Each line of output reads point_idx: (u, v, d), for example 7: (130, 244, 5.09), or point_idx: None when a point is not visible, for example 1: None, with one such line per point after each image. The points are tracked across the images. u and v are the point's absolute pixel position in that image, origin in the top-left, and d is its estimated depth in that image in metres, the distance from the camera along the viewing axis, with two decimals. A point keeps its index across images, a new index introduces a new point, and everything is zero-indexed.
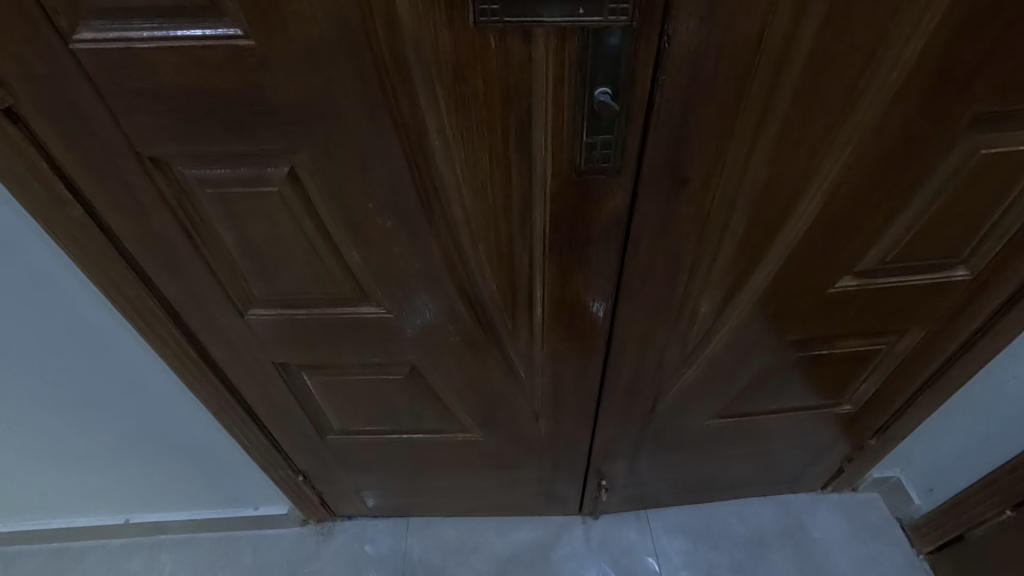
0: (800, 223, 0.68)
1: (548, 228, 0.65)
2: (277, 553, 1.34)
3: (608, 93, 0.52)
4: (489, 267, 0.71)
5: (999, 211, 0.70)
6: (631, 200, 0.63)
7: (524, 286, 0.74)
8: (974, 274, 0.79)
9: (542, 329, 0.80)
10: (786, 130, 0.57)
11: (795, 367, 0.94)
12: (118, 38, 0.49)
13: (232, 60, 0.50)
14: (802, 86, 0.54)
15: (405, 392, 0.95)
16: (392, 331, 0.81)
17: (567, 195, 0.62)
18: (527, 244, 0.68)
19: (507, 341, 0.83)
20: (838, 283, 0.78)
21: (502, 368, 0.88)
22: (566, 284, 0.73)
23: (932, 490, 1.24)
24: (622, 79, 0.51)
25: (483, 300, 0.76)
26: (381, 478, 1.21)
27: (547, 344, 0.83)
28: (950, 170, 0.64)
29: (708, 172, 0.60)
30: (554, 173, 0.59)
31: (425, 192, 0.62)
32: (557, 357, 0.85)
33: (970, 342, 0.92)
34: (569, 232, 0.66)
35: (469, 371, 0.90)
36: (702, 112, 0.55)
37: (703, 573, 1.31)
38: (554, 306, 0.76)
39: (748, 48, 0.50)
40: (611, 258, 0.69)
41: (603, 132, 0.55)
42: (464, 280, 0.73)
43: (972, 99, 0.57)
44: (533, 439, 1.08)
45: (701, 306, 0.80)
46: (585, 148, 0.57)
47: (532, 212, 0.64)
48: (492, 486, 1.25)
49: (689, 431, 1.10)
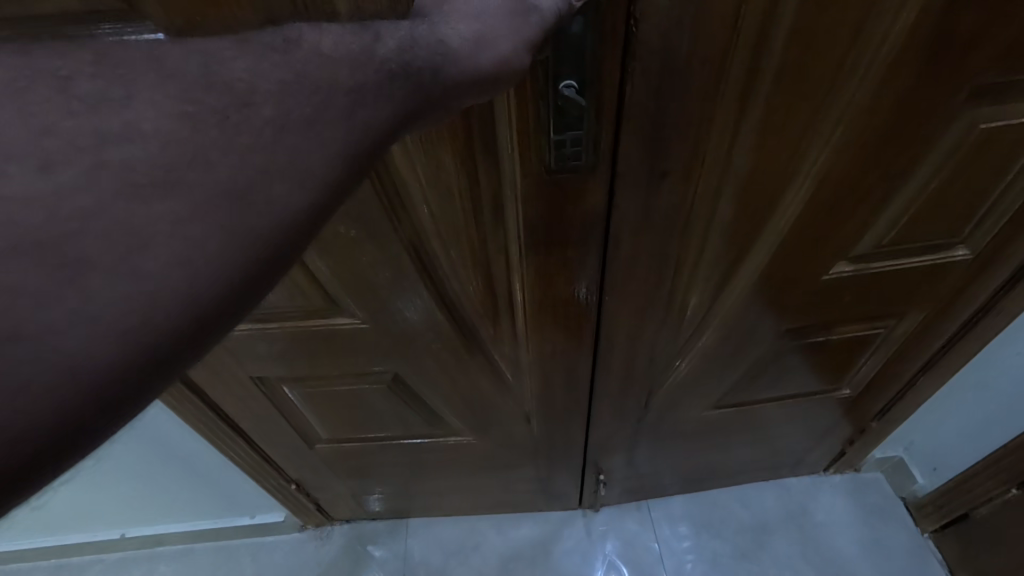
0: (790, 211, 0.65)
1: (522, 228, 0.62)
2: (277, 560, 1.34)
3: (573, 85, 0.48)
4: (465, 271, 0.68)
5: (1001, 186, 0.66)
6: (609, 196, 0.59)
7: (505, 287, 0.71)
8: (974, 252, 0.75)
9: (525, 331, 0.77)
10: (768, 114, 0.54)
11: (791, 355, 0.91)
12: None
13: None
14: (783, 66, 0.50)
15: (391, 397, 0.92)
16: (370, 340, 0.78)
17: (539, 195, 0.58)
18: (502, 246, 0.65)
19: (491, 344, 0.81)
20: (833, 268, 0.74)
21: (487, 371, 0.86)
22: (547, 284, 0.70)
23: (936, 469, 1.22)
24: (587, 70, 0.47)
25: (465, 303, 0.73)
26: (375, 483, 1.19)
27: (533, 345, 0.80)
28: (948, 146, 0.60)
29: (689, 163, 0.57)
30: (524, 173, 0.56)
31: (387, 198, 0.58)
32: (545, 358, 0.82)
33: (972, 321, 0.89)
34: (544, 233, 0.62)
35: (454, 378, 0.87)
36: (677, 99, 0.51)
37: (706, 561, 1.30)
38: (536, 306, 0.73)
39: (723, 28, 0.46)
40: (593, 256, 0.66)
41: (572, 128, 0.51)
42: (439, 284, 0.70)
43: (970, 71, 0.53)
44: (526, 440, 1.05)
45: (691, 299, 0.76)
46: (555, 146, 0.53)
47: (505, 212, 0.60)
48: (488, 487, 1.23)
49: (686, 422, 1.07)
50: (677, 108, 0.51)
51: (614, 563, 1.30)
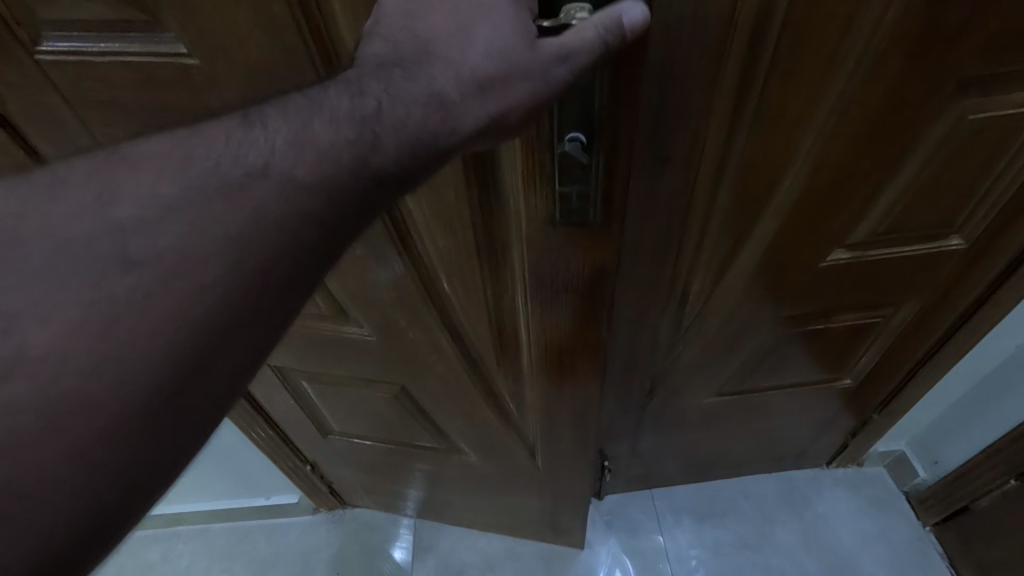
0: (788, 196, 0.68)
1: (525, 274, 0.62)
2: (291, 541, 1.38)
3: (580, 138, 0.45)
4: (468, 300, 0.71)
5: (993, 175, 0.69)
6: (616, 250, 0.57)
7: (508, 310, 0.72)
8: (968, 242, 0.78)
9: (527, 367, 0.79)
10: (765, 101, 0.57)
11: (792, 343, 0.94)
12: (75, 53, 0.50)
13: (182, 77, 0.51)
14: (781, 55, 0.53)
15: (398, 408, 0.97)
16: (380, 353, 0.84)
17: (544, 244, 0.56)
18: (505, 283, 0.68)
19: (495, 373, 0.84)
20: (830, 256, 0.78)
21: (488, 395, 0.89)
22: (551, 330, 0.68)
23: (937, 461, 1.24)
24: (595, 123, 0.44)
25: (468, 324, 0.76)
26: (384, 479, 1.24)
27: (534, 385, 0.80)
28: (941, 135, 0.63)
29: (690, 150, 0.60)
30: (529, 220, 0.54)
31: (396, 231, 0.65)
32: (548, 400, 0.81)
33: (970, 313, 0.91)
34: (548, 282, 0.61)
35: (457, 398, 0.90)
36: (681, 87, 0.54)
37: (710, 551, 1.32)
38: (539, 351, 0.72)
39: (722, 21, 0.49)
40: (597, 307, 0.64)
41: (577, 182, 0.49)
42: (446, 315, 0.75)
43: (956, 63, 0.56)
44: (528, 470, 1.05)
45: (693, 284, 0.80)
46: (560, 197, 0.51)
47: (509, 253, 0.62)
48: (491, 505, 1.24)
49: (689, 410, 1.10)
50: (679, 97, 0.55)
51: (619, 558, 1.32)
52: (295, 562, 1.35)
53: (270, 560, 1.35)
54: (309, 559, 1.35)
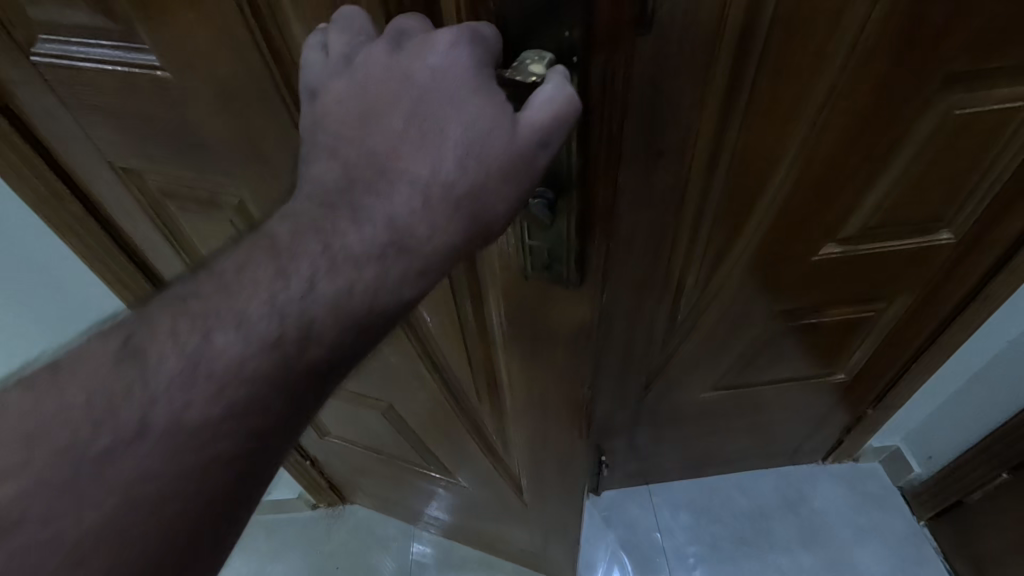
0: (779, 190, 0.69)
1: (504, 322, 0.61)
2: (290, 536, 1.39)
3: (545, 197, 0.42)
4: (453, 350, 0.74)
5: (981, 170, 0.70)
6: (594, 308, 0.53)
7: (492, 362, 0.72)
8: (958, 236, 0.79)
9: (511, 417, 0.80)
10: (755, 96, 0.58)
11: (786, 337, 0.96)
12: (69, 57, 0.52)
13: (159, 89, 0.51)
14: (770, 51, 0.55)
15: (401, 424, 0.99)
16: (384, 378, 0.89)
17: (521, 291, 0.55)
18: (487, 338, 0.68)
19: (484, 416, 0.86)
20: (822, 250, 0.79)
21: (478, 435, 0.91)
22: (532, 379, 0.68)
23: (931, 456, 1.26)
24: (565, 177, 0.42)
25: (456, 369, 0.78)
26: (387, 484, 1.25)
27: (520, 431, 0.81)
28: (928, 130, 0.64)
29: (683, 144, 0.61)
30: (505, 267, 0.53)
31: None
32: (534, 445, 0.81)
33: (961, 307, 0.92)
34: (527, 330, 0.59)
35: (447, 425, 0.92)
36: (673, 83, 0.55)
37: (706, 545, 1.33)
38: (521, 400, 0.73)
39: (711, 21, 0.50)
40: (578, 363, 0.61)
41: (547, 239, 0.46)
42: (436, 360, 0.78)
43: (941, 60, 0.57)
44: (516, 503, 1.04)
45: (687, 279, 0.81)
46: (530, 249, 0.49)
47: (488, 301, 0.61)
48: (486, 527, 1.22)
49: (684, 404, 1.11)
50: (671, 93, 0.56)
51: (617, 555, 1.33)
52: (294, 555, 1.36)
53: (269, 555, 1.36)
54: (309, 553, 1.37)
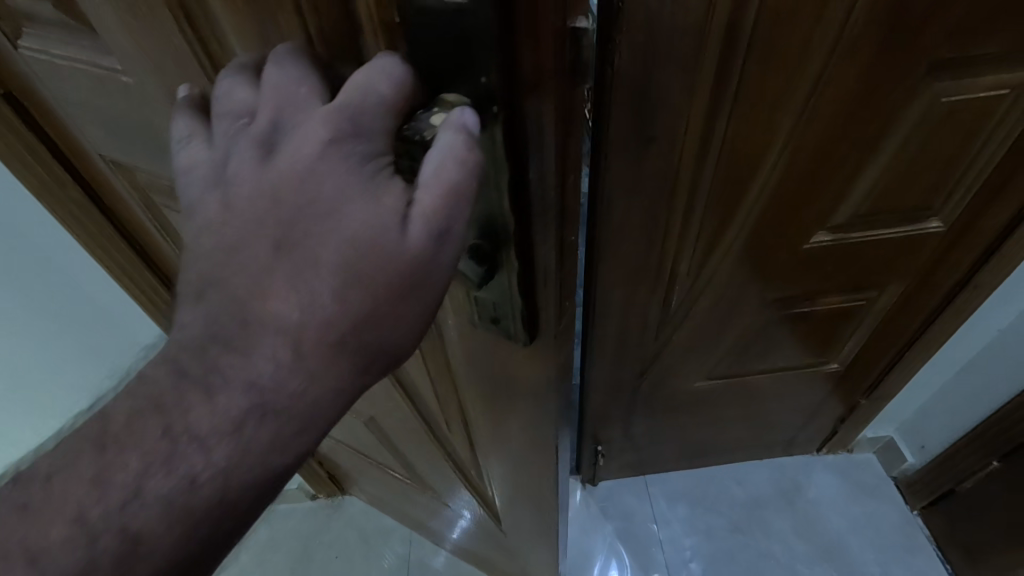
0: (770, 178, 0.70)
1: (466, 367, 0.57)
2: (290, 526, 1.40)
3: (477, 256, 0.37)
4: (429, 395, 0.72)
5: (968, 158, 0.71)
6: (554, 363, 0.48)
7: (461, 411, 0.69)
8: (946, 225, 0.80)
9: (485, 460, 0.78)
10: (745, 84, 0.59)
11: (779, 326, 0.97)
12: (30, 50, 0.50)
13: (101, 85, 0.47)
14: (759, 39, 0.56)
15: (396, 444, 0.97)
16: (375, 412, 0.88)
17: (475, 339, 0.50)
18: (455, 388, 0.65)
19: (461, 457, 0.84)
20: (813, 238, 0.80)
21: (458, 472, 0.89)
22: (500, 427, 0.64)
23: (924, 446, 1.27)
24: (502, 235, 0.37)
25: (432, 410, 0.76)
26: (387, 491, 1.24)
27: (496, 473, 0.79)
28: (914, 118, 0.66)
29: (674, 129, 0.62)
30: (457, 313, 0.48)
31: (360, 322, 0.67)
32: (510, 489, 0.79)
33: (951, 297, 0.93)
34: (489, 376, 0.55)
35: (430, 453, 0.90)
36: (662, 68, 0.56)
37: (701, 534, 1.35)
38: (494, 447, 0.70)
39: (698, 6, 0.51)
40: (542, 422, 0.56)
41: (490, 292, 0.41)
42: (413, 400, 0.77)
43: (926, 47, 0.59)
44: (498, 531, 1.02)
45: (680, 267, 0.82)
46: (476, 300, 0.44)
47: (447, 346, 0.56)
48: (472, 545, 1.19)
49: (679, 394, 1.12)
50: (660, 80, 0.57)
51: (614, 547, 1.34)
52: (293, 547, 1.38)
53: (269, 545, 1.38)
54: (309, 543, 1.38)
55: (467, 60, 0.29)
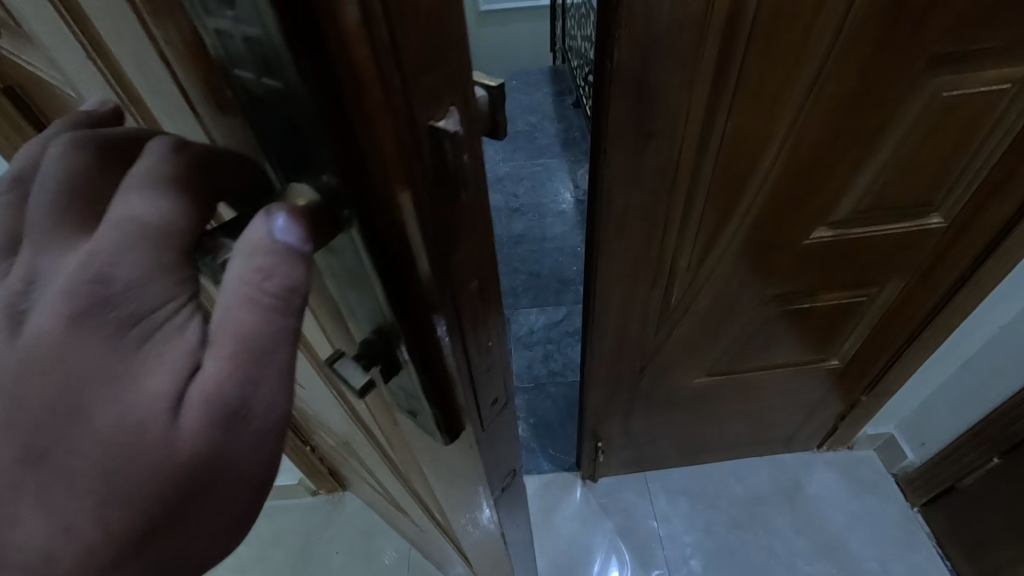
0: (770, 173, 0.70)
1: (393, 429, 0.51)
2: (292, 521, 1.41)
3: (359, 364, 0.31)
4: (371, 444, 0.66)
5: (969, 154, 0.71)
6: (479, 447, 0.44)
7: (402, 465, 0.64)
8: (948, 221, 0.80)
9: (432, 510, 0.73)
10: (744, 78, 0.59)
11: (779, 322, 0.97)
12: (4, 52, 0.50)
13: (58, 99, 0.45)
14: (758, 34, 0.56)
15: (339, 448, 0.91)
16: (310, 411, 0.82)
17: (394, 411, 0.44)
18: (388, 443, 0.58)
19: (411, 501, 0.79)
20: (813, 234, 0.80)
21: (413, 510, 0.84)
22: (438, 489, 0.59)
23: (924, 443, 1.27)
24: (389, 343, 0.30)
25: (377, 455, 0.70)
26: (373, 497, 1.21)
27: (445, 523, 0.74)
28: (915, 114, 0.65)
29: (672, 125, 0.62)
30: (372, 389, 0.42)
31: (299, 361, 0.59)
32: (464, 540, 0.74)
33: (952, 294, 0.93)
34: (415, 445, 0.49)
35: (388, 486, 0.85)
36: (662, 62, 0.56)
37: (701, 532, 1.35)
38: (437, 504, 0.65)
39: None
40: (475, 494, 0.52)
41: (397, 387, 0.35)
42: (360, 441, 0.70)
43: (927, 41, 0.58)
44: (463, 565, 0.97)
45: (680, 263, 0.82)
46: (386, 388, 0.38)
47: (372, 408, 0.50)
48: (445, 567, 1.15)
49: (679, 390, 1.12)
50: (658, 74, 0.57)
51: (614, 544, 1.34)
52: (293, 545, 1.38)
53: (269, 541, 1.38)
54: (308, 541, 1.38)
55: (303, 150, 0.21)
